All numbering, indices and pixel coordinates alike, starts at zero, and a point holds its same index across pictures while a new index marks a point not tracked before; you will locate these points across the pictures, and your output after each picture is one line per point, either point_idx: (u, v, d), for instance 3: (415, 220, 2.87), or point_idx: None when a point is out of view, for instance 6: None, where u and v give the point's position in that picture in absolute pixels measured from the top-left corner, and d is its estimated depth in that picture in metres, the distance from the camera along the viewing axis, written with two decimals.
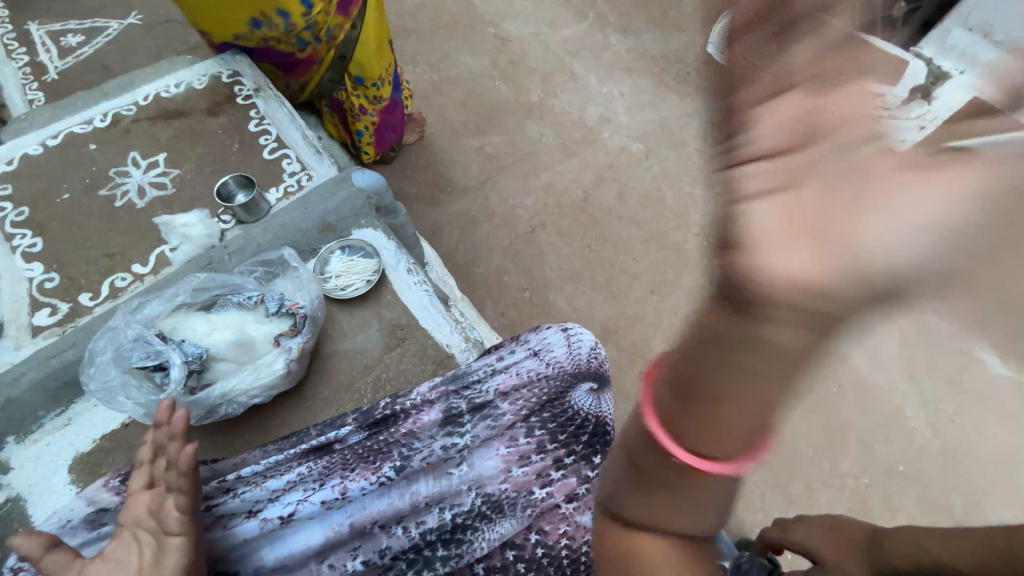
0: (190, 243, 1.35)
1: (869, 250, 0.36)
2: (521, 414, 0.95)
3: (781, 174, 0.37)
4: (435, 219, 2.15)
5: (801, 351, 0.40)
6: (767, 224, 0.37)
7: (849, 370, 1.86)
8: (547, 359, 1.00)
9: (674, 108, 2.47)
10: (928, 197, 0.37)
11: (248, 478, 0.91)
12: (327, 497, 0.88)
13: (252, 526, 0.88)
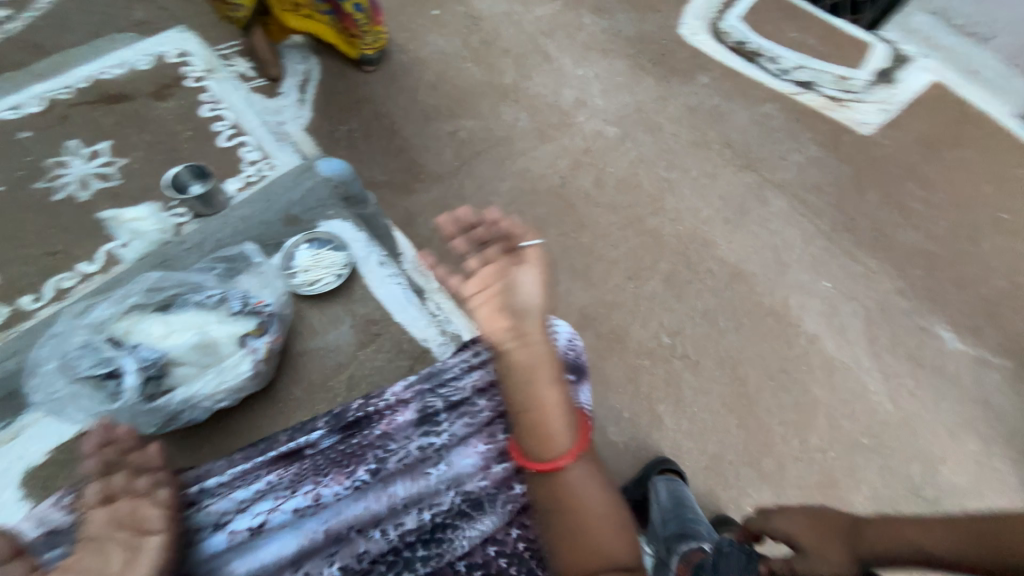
0: (142, 239, 1.25)
1: (520, 305, 0.92)
2: (497, 409, 0.99)
3: (484, 301, 0.94)
4: (408, 207, 2.07)
5: (526, 359, 0.91)
6: (487, 322, 0.92)
7: (817, 349, 1.93)
8: None
9: (649, 91, 2.45)
10: (533, 276, 0.94)
11: (217, 489, 0.92)
12: (300, 504, 0.88)
13: (223, 539, 0.87)
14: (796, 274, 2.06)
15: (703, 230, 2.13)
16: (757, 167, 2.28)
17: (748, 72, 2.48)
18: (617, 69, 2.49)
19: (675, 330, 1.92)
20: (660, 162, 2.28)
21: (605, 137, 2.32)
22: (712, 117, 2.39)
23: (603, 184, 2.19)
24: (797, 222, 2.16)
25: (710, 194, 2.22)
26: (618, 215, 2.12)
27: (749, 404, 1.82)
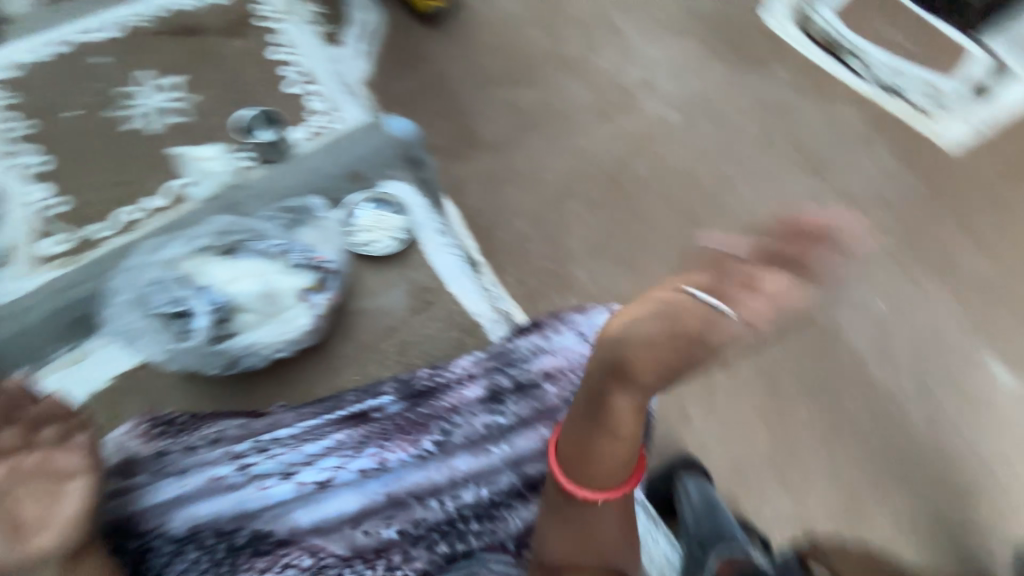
0: (210, 182, 1.31)
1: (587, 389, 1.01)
2: (563, 396, 1.06)
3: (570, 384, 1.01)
4: (458, 173, 2.01)
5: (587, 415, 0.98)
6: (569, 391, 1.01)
7: (860, 369, 1.86)
8: (590, 342, 1.10)
9: (720, 78, 2.31)
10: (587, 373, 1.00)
11: (284, 440, 0.97)
12: (364, 465, 0.95)
13: (286, 489, 0.92)
14: (850, 289, 1.96)
15: (758, 231, 2.03)
16: (824, 172, 2.15)
17: (829, 67, 2.32)
18: (688, 51, 2.34)
19: None
20: (720, 157, 2.17)
21: (667, 123, 2.21)
22: (782, 114, 2.25)
23: (660, 172, 2.10)
24: (858, 235, 2.05)
25: (768, 196, 2.11)
26: (672, 207, 2.04)
27: (782, 416, 1.78)
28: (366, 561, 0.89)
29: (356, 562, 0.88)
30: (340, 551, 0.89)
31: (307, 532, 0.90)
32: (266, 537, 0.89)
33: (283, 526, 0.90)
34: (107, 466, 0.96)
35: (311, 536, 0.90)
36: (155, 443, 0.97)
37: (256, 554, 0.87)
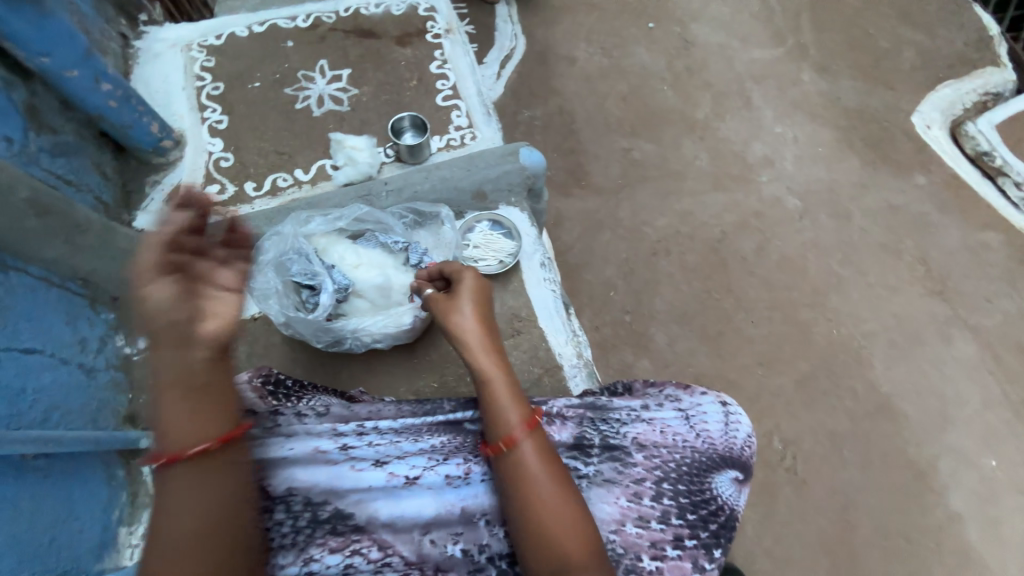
0: (353, 168, 1.38)
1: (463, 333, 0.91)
2: (654, 474, 0.90)
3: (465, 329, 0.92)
4: (560, 208, 2.03)
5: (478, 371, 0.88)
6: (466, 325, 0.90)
7: (955, 531, 1.62)
8: (697, 429, 0.95)
9: (853, 173, 2.15)
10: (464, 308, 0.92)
11: (383, 430, 0.92)
12: (451, 472, 0.90)
13: (377, 477, 0.88)
14: (958, 436, 1.74)
15: (862, 344, 1.85)
16: (953, 299, 1.94)
17: (981, 188, 2.13)
18: (823, 138, 2.22)
19: (791, 439, 1.70)
20: (836, 254, 2.00)
21: (785, 207, 2.08)
22: (916, 226, 2.06)
23: (766, 255, 1.98)
24: (979, 378, 1.82)
25: (883, 309, 1.91)
26: (771, 294, 1.92)
27: (849, 554, 1.58)
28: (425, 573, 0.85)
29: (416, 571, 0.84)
30: (406, 555, 0.85)
31: (380, 526, 0.86)
32: (344, 518, 0.86)
33: (360, 511, 0.86)
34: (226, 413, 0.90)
35: (383, 531, 0.86)
36: (272, 403, 0.94)
37: (330, 532, 0.85)
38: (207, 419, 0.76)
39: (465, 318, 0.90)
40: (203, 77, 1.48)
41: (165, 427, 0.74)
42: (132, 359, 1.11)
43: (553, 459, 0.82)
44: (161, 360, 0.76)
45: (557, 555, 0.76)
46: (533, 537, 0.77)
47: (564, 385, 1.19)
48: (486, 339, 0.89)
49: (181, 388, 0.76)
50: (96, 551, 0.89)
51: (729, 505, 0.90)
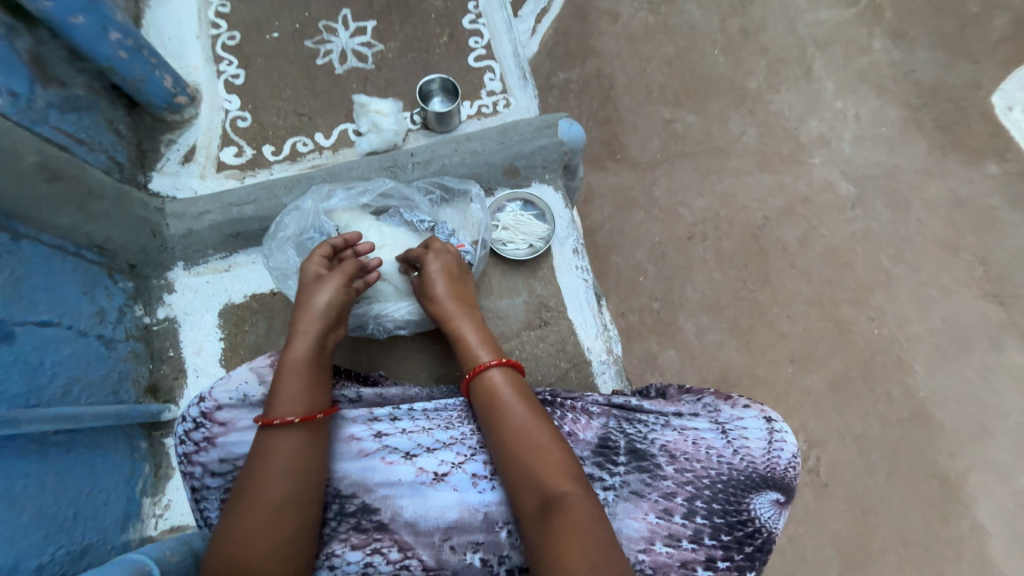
0: (377, 135, 1.28)
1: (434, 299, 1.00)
2: (685, 490, 0.86)
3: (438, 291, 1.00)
4: (592, 183, 1.89)
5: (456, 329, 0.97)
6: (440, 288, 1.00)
7: (977, 544, 1.58)
8: (736, 446, 0.89)
9: (917, 159, 1.95)
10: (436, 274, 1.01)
11: (416, 414, 0.91)
12: (478, 472, 0.87)
13: (406, 471, 0.86)
14: (995, 449, 1.66)
15: (904, 347, 1.74)
16: (1010, 305, 1.80)
17: None
18: (887, 117, 2.00)
19: (816, 440, 1.65)
20: (887, 249, 1.85)
21: (836, 193, 1.91)
22: (981, 222, 1.88)
23: (810, 245, 1.85)
24: None
25: (931, 312, 1.78)
26: (811, 287, 1.80)
27: (865, 559, 1.55)
28: None
29: None
30: (425, 559, 0.83)
31: (403, 525, 0.84)
32: (370, 513, 0.84)
33: (385, 508, 0.85)
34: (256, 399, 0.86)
35: (404, 531, 0.84)
36: None
37: (352, 527, 0.84)
38: (320, 395, 0.85)
39: (436, 275, 1.00)
40: (217, 25, 1.37)
41: (284, 393, 0.83)
42: (152, 329, 1.09)
43: (525, 390, 0.88)
44: (303, 340, 0.88)
45: (543, 485, 0.78)
46: (515, 467, 0.81)
47: (591, 382, 1.14)
48: (455, 293, 1.00)
49: (306, 367, 0.86)
50: (123, 521, 0.91)
51: (767, 527, 0.87)
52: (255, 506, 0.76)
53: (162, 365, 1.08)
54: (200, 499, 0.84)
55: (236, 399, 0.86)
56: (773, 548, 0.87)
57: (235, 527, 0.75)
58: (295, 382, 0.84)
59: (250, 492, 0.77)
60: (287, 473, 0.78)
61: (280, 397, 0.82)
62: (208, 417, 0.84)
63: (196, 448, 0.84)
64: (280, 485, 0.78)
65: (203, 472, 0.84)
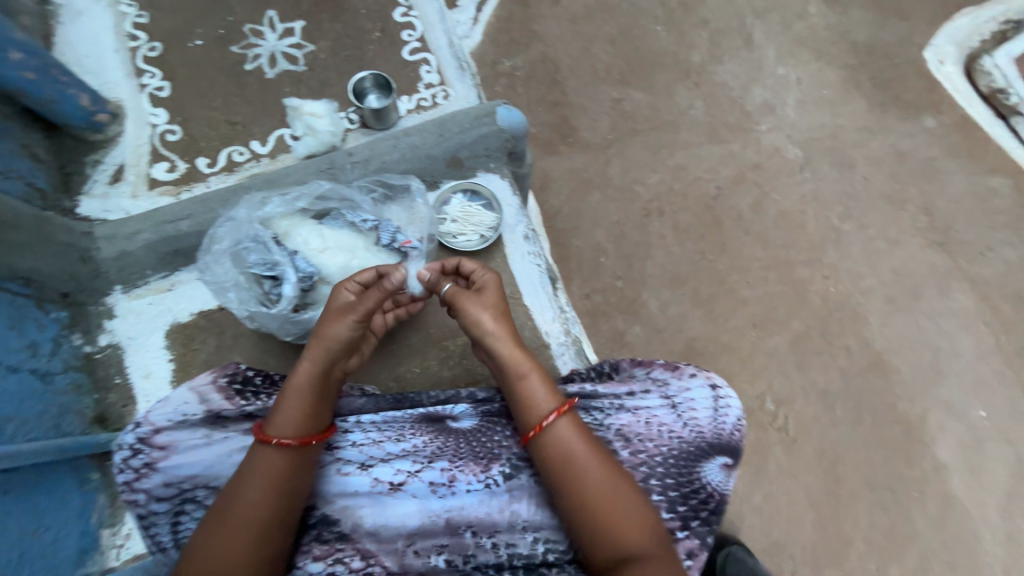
0: (315, 138, 1.27)
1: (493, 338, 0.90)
2: (640, 471, 0.92)
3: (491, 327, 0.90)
4: (546, 168, 1.88)
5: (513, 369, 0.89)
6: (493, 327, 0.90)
7: (939, 481, 1.66)
8: (686, 420, 0.95)
9: (857, 118, 2.01)
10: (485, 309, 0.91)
11: (365, 426, 0.91)
12: (436, 479, 0.87)
13: (362, 482, 0.87)
14: (949, 389, 1.74)
15: (858, 301, 1.81)
16: (954, 251, 1.87)
17: (992, 129, 2.00)
18: (827, 80, 2.05)
19: (783, 399, 1.70)
20: (836, 208, 1.91)
21: (785, 157, 1.95)
22: (921, 174, 1.95)
23: (763, 211, 1.89)
24: (974, 330, 1.80)
25: (881, 264, 1.85)
26: (767, 252, 1.85)
27: (835, 507, 1.62)
28: None
29: None
30: (389, 565, 0.85)
31: (365, 535, 0.86)
32: (330, 526, 0.86)
33: (345, 519, 0.86)
34: (197, 417, 0.85)
35: (366, 539, 0.85)
36: (240, 403, 0.87)
37: (315, 541, 0.85)
38: (313, 427, 0.83)
39: (485, 314, 0.91)
40: (137, 37, 1.31)
41: (281, 416, 0.81)
42: (94, 358, 1.06)
43: (593, 440, 0.85)
44: (309, 366, 0.84)
45: (623, 542, 0.79)
46: (593, 525, 0.80)
47: (552, 366, 1.16)
48: (507, 335, 0.90)
49: (305, 395, 0.83)
50: (77, 557, 0.91)
51: (720, 491, 0.92)
52: (231, 524, 0.76)
53: (109, 393, 1.06)
54: (149, 525, 0.82)
55: (175, 421, 0.84)
56: (726, 509, 0.93)
57: (209, 544, 0.75)
58: (294, 407, 0.82)
59: (226, 510, 0.77)
60: (263, 494, 0.78)
61: (277, 418, 0.81)
62: (146, 442, 0.82)
63: (137, 475, 0.81)
64: (261, 505, 0.77)
65: (148, 498, 0.81)
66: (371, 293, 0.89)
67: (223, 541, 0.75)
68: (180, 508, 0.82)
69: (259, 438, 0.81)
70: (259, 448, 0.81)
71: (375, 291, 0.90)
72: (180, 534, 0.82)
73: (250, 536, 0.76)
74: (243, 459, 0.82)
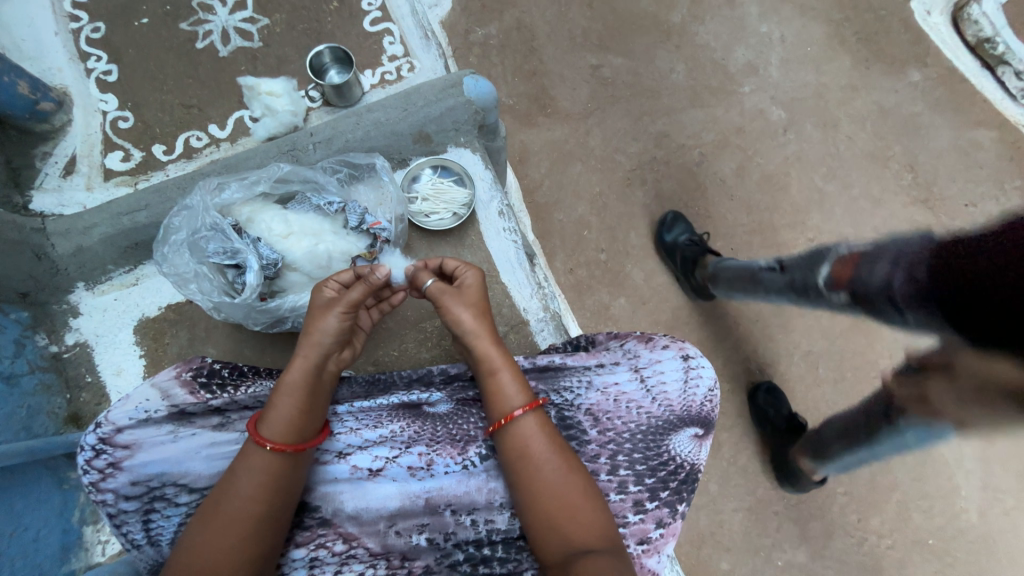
0: (273, 118, 1.23)
1: (471, 336, 0.89)
2: (608, 448, 0.93)
3: (471, 324, 0.90)
4: (525, 141, 1.81)
5: (494, 366, 0.88)
6: (471, 323, 0.90)
7: None
8: (654, 395, 0.95)
9: (842, 75, 1.96)
10: (464, 304, 0.91)
11: (340, 416, 0.91)
12: (414, 463, 0.89)
13: (341, 469, 0.88)
14: None
15: None
16: (936, 207, 1.86)
17: (977, 80, 1.96)
18: (811, 36, 1.98)
19: (768, 362, 1.71)
20: (820, 169, 1.88)
21: (768, 119, 1.91)
22: (905, 129, 1.92)
23: (746, 175, 1.86)
24: None
25: (865, 224, 1.84)
26: (750, 217, 1.83)
27: None
28: (392, 562, 0.86)
29: (383, 561, 0.86)
30: (370, 547, 0.86)
31: (346, 519, 0.86)
32: (311, 512, 0.86)
33: (326, 504, 0.86)
34: (160, 413, 0.84)
35: (348, 523, 0.86)
36: (206, 397, 0.87)
37: (297, 528, 0.85)
38: (308, 426, 0.82)
39: (464, 313, 0.90)
40: (76, 16, 1.23)
41: (273, 413, 0.80)
42: (61, 358, 1.05)
43: (559, 439, 0.85)
44: (303, 362, 0.84)
45: (570, 541, 0.79)
46: (544, 521, 0.80)
47: (531, 341, 1.17)
48: (487, 332, 0.90)
49: (300, 391, 0.83)
50: (61, 555, 0.92)
51: (689, 461, 0.94)
52: (224, 522, 0.75)
53: (82, 390, 1.05)
54: (120, 524, 0.81)
55: (137, 419, 0.83)
56: (697, 479, 0.94)
57: (199, 543, 0.74)
58: (289, 403, 0.81)
59: (217, 507, 0.76)
60: (259, 489, 0.77)
61: (271, 415, 0.80)
62: (108, 442, 0.81)
63: (102, 476, 0.80)
64: (257, 501, 0.77)
65: (116, 498, 0.80)
66: (357, 288, 0.89)
67: (215, 540, 0.74)
68: (150, 506, 0.81)
69: (254, 438, 0.79)
70: (253, 448, 0.79)
71: (361, 284, 0.89)
72: (153, 532, 0.82)
73: (244, 536, 0.75)
74: (235, 458, 0.81)
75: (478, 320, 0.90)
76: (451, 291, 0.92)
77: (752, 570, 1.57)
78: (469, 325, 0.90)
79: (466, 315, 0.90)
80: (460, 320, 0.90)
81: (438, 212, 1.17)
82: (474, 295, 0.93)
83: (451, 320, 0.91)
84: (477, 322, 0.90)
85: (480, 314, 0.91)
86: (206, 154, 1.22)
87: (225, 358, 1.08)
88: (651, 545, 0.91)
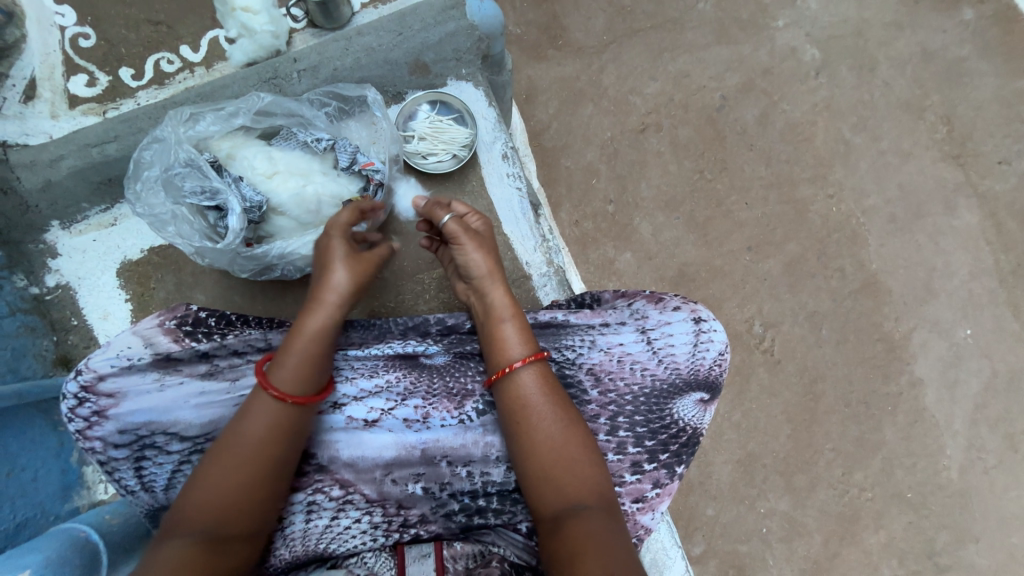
0: (251, 41, 1.07)
1: (484, 280, 0.89)
2: (608, 409, 0.92)
3: (486, 267, 0.89)
4: (533, 77, 1.66)
5: (501, 310, 0.87)
6: (482, 266, 0.89)
7: (914, 395, 1.69)
8: (661, 357, 0.93)
9: (886, 10, 1.76)
10: (477, 245, 0.90)
11: (335, 365, 0.89)
12: (410, 415, 0.88)
13: (336, 419, 0.87)
14: (938, 308, 1.71)
15: (859, 220, 1.71)
16: (967, 164, 1.74)
17: None
18: None
19: (771, 322, 1.66)
20: (850, 118, 1.74)
21: (800, 59, 1.73)
22: (948, 76, 1.75)
23: (769, 123, 1.71)
24: (973, 249, 1.73)
25: (890, 180, 1.73)
26: (770, 168, 1.70)
27: (810, 421, 1.66)
28: (388, 509, 0.87)
29: (378, 508, 0.87)
30: (366, 493, 0.87)
31: (342, 466, 0.87)
32: (307, 459, 0.86)
33: (322, 452, 0.86)
34: (143, 362, 0.82)
35: (343, 471, 0.87)
36: (190, 344, 0.85)
37: (293, 474, 0.85)
38: (317, 375, 0.80)
39: (476, 255, 0.89)
40: None
41: (288, 361, 0.78)
42: (43, 300, 1.01)
43: (558, 392, 0.84)
44: (321, 311, 0.83)
45: (566, 496, 0.78)
46: (540, 475, 0.80)
47: (534, 296, 1.13)
48: (498, 277, 0.89)
49: (318, 339, 0.81)
50: (63, 492, 0.94)
51: (691, 425, 0.93)
52: (235, 466, 0.74)
53: (67, 333, 1.02)
54: (112, 471, 0.81)
55: (121, 367, 0.81)
56: (697, 443, 0.93)
57: (203, 486, 0.73)
58: (308, 348, 0.80)
59: (227, 450, 0.75)
60: (269, 436, 0.76)
61: (287, 362, 0.78)
62: (92, 391, 0.80)
63: (88, 424, 0.80)
64: (269, 448, 0.75)
65: (104, 445, 0.80)
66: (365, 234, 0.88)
67: (219, 483, 0.73)
68: (140, 453, 0.81)
69: (270, 388, 0.76)
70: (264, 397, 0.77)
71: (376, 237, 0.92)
72: (146, 478, 0.82)
73: (252, 479, 0.74)
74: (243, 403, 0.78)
75: (491, 264, 0.89)
76: (465, 231, 0.89)
77: (735, 517, 1.63)
78: (484, 266, 0.89)
79: (481, 259, 0.89)
80: (473, 259, 0.89)
81: (433, 146, 1.08)
82: (490, 241, 0.92)
83: (467, 261, 0.89)
84: (490, 263, 0.89)
85: (495, 259, 0.90)
86: (177, 82, 1.11)
87: (214, 305, 1.04)
88: (645, 504, 0.92)
